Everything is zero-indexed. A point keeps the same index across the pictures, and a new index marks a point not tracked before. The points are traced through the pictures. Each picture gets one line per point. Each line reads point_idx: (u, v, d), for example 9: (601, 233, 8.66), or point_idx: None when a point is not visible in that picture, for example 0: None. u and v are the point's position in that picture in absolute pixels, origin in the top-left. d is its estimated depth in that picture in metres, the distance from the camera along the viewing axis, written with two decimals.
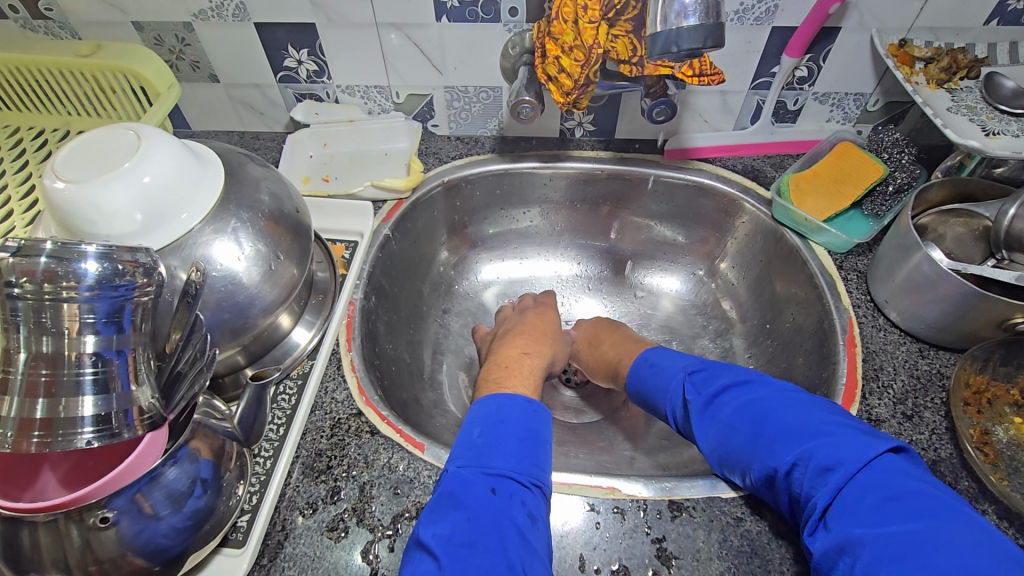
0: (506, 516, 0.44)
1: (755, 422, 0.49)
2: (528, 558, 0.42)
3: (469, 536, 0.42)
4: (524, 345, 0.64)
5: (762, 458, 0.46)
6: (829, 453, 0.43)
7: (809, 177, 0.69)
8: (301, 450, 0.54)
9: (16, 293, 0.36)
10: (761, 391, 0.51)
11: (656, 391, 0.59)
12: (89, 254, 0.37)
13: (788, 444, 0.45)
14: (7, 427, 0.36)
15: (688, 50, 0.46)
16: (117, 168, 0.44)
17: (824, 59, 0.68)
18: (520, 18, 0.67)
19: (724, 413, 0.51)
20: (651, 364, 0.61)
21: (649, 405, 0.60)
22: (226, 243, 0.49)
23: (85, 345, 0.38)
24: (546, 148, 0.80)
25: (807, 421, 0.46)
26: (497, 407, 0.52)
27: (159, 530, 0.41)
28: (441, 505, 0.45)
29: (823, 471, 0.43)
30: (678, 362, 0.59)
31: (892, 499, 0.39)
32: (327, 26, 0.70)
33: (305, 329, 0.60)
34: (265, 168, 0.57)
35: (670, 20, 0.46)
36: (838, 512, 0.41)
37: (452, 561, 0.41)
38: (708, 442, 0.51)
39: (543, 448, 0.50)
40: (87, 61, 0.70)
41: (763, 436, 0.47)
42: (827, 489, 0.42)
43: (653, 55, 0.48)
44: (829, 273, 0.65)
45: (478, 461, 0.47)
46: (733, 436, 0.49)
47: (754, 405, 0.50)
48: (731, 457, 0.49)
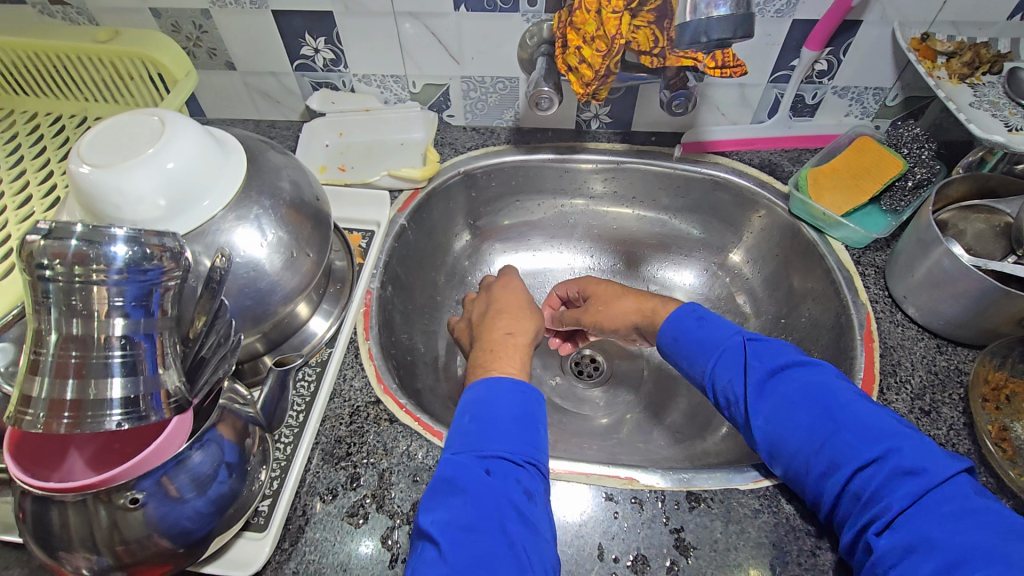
0: (503, 496, 0.44)
1: (827, 407, 0.47)
2: (529, 537, 0.43)
3: (468, 519, 0.43)
4: (507, 325, 0.63)
5: (829, 447, 0.46)
6: (912, 458, 0.43)
7: (827, 172, 0.69)
8: (320, 437, 0.54)
9: (47, 275, 0.37)
10: (829, 378, 0.50)
11: (697, 352, 0.57)
12: (118, 238, 0.38)
13: (865, 438, 0.45)
14: (37, 408, 0.37)
15: (717, 39, 0.45)
16: (140, 154, 0.44)
17: (844, 53, 0.68)
18: (538, 9, 0.67)
19: (789, 391, 0.50)
20: (699, 320, 0.59)
21: (681, 362, 0.58)
22: (248, 229, 0.49)
23: (114, 328, 0.38)
24: (562, 140, 0.79)
25: (882, 421, 0.46)
26: (486, 391, 0.51)
27: (184, 513, 0.41)
28: (438, 492, 0.45)
29: (901, 473, 0.43)
30: (728, 328, 0.57)
31: (972, 511, 0.40)
32: (344, 15, 0.70)
33: (322, 319, 0.61)
34: (285, 156, 0.57)
35: (699, 8, 0.45)
36: (912, 514, 0.41)
37: (453, 546, 0.42)
38: (765, 416, 0.50)
39: (537, 428, 0.50)
40: (105, 47, 0.70)
41: (836, 424, 0.46)
42: (903, 490, 0.42)
43: (680, 45, 0.48)
44: (847, 269, 0.65)
45: (473, 446, 0.48)
46: (798, 416, 0.48)
47: (824, 390, 0.49)
48: (790, 436, 0.48)
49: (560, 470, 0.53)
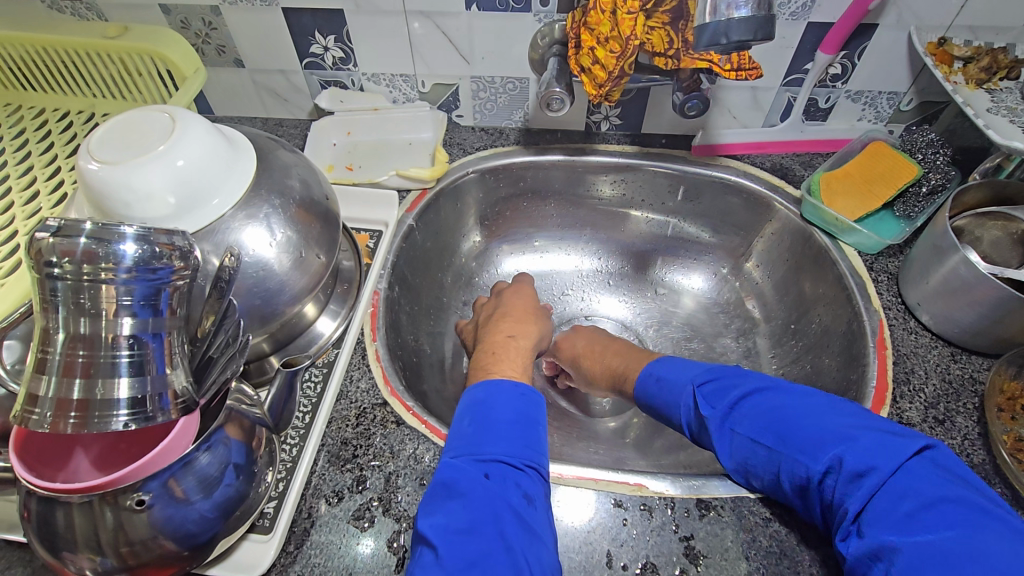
0: (501, 499, 0.44)
1: (778, 432, 0.46)
2: (525, 538, 0.42)
3: (465, 522, 0.42)
4: (510, 328, 0.64)
5: (790, 470, 0.45)
6: (858, 457, 0.41)
7: (839, 177, 0.68)
8: (326, 439, 0.54)
9: (56, 273, 0.36)
10: (779, 399, 0.49)
11: (667, 403, 0.56)
12: (127, 236, 0.37)
13: (815, 452, 0.44)
14: (44, 407, 0.36)
15: (737, 41, 0.45)
16: (151, 151, 0.44)
17: (859, 57, 0.67)
18: (551, 9, 0.66)
19: (742, 426, 0.49)
20: (658, 378, 0.58)
21: (660, 413, 0.58)
22: (257, 229, 0.49)
23: (122, 327, 0.38)
24: (571, 142, 0.79)
25: (832, 425, 0.45)
26: (484, 394, 0.51)
27: (190, 516, 0.41)
28: (437, 496, 0.44)
29: (855, 477, 0.41)
30: (685, 373, 0.57)
31: (927, 504, 0.38)
32: (354, 13, 0.69)
33: (329, 319, 0.60)
34: (294, 154, 0.56)
35: (720, 11, 0.44)
36: (868, 518, 0.39)
37: (449, 548, 0.40)
38: (733, 455, 0.49)
39: (536, 430, 0.50)
40: (114, 43, 0.70)
41: (790, 446, 0.45)
42: (858, 493, 0.40)
43: (698, 47, 0.47)
44: (859, 275, 0.65)
45: (471, 449, 0.47)
46: (758, 447, 0.47)
47: (773, 412, 0.48)
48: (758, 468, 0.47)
49: (569, 475, 0.52)
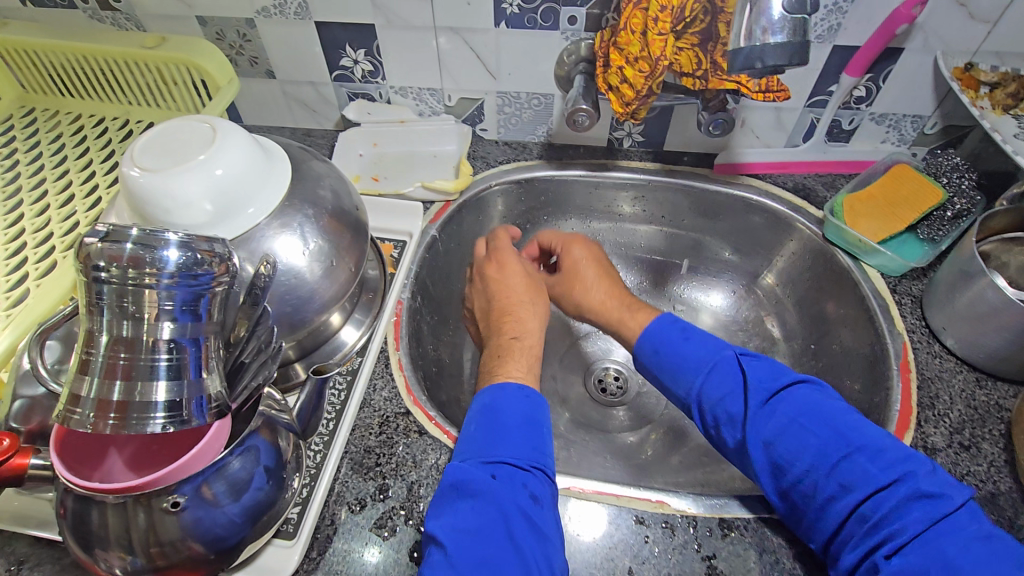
0: (508, 500, 0.46)
1: (835, 429, 0.48)
2: (536, 541, 0.45)
3: (474, 523, 0.44)
4: (511, 327, 0.63)
5: (842, 469, 0.45)
6: (927, 482, 0.44)
7: (863, 199, 0.69)
8: (350, 446, 0.54)
9: (102, 276, 0.37)
10: (826, 401, 0.50)
11: (682, 367, 0.56)
12: (171, 242, 0.38)
13: (879, 462, 0.45)
14: (85, 408, 0.37)
15: (772, 66, 0.45)
16: (192, 159, 0.45)
17: (883, 80, 0.68)
18: (578, 27, 0.67)
19: (796, 414, 0.49)
20: (683, 334, 0.59)
21: (662, 376, 0.58)
22: (290, 237, 0.50)
23: (162, 331, 0.39)
24: (594, 158, 0.80)
25: (888, 442, 0.47)
26: (492, 398, 0.53)
27: (218, 519, 0.41)
28: (445, 496, 0.47)
29: (915, 496, 0.43)
30: (716, 344, 0.57)
31: (982, 536, 0.41)
32: (385, 27, 0.71)
33: (353, 328, 0.61)
34: (326, 164, 0.57)
35: (755, 35, 0.45)
36: (928, 538, 0.41)
37: (457, 545, 0.43)
38: (769, 435, 0.49)
39: (543, 432, 0.52)
40: (152, 53, 0.71)
41: (850, 447, 0.46)
42: (920, 513, 0.42)
43: (731, 71, 0.47)
44: (882, 296, 0.64)
45: (478, 452, 0.49)
46: (807, 437, 0.48)
47: (827, 410, 0.49)
48: (799, 457, 0.47)
49: (590, 489, 0.52)
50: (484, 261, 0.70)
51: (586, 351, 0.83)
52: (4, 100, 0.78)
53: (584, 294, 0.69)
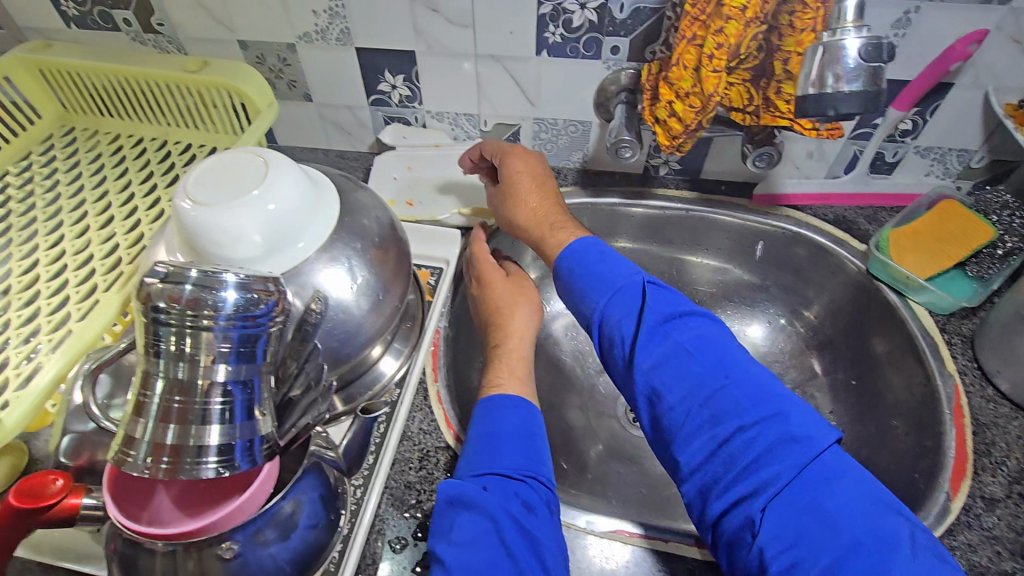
0: (501, 509, 0.47)
1: (719, 361, 0.48)
2: (524, 546, 0.46)
3: (468, 535, 0.45)
4: (496, 334, 0.63)
5: (716, 404, 0.46)
6: (798, 424, 0.44)
7: (908, 233, 0.67)
8: (390, 482, 0.53)
9: (161, 318, 0.37)
10: (714, 333, 0.51)
11: (592, 286, 0.55)
12: (228, 284, 0.38)
13: (753, 398, 0.46)
14: (140, 451, 0.37)
15: (843, 114, 0.45)
16: (246, 194, 0.45)
17: (931, 114, 0.66)
18: (621, 57, 0.67)
19: (681, 339, 0.50)
20: (602, 255, 0.56)
21: (573, 293, 0.56)
22: (338, 273, 0.49)
23: (217, 374, 0.38)
24: (630, 185, 0.79)
25: (768, 383, 0.47)
26: (485, 412, 0.54)
27: (266, 560, 0.41)
28: (442, 514, 0.47)
29: (786, 440, 0.43)
30: (629, 267, 0.56)
31: (853, 488, 0.41)
32: (426, 54, 0.71)
33: (392, 359, 0.60)
34: (370, 194, 0.57)
35: (827, 83, 0.45)
36: (794, 485, 0.42)
37: (456, 558, 0.44)
38: (654, 359, 0.49)
39: (535, 441, 0.53)
40: (194, 76, 0.71)
41: (727, 382, 0.47)
42: (790, 459, 0.43)
43: (799, 115, 0.47)
44: (932, 335, 0.63)
45: (473, 466, 0.50)
46: (691, 367, 0.48)
47: (716, 344, 0.49)
48: (678, 385, 0.48)
49: (637, 533, 0.54)
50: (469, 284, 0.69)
51: None
52: (44, 120, 0.78)
53: (513, 212, 0.64)
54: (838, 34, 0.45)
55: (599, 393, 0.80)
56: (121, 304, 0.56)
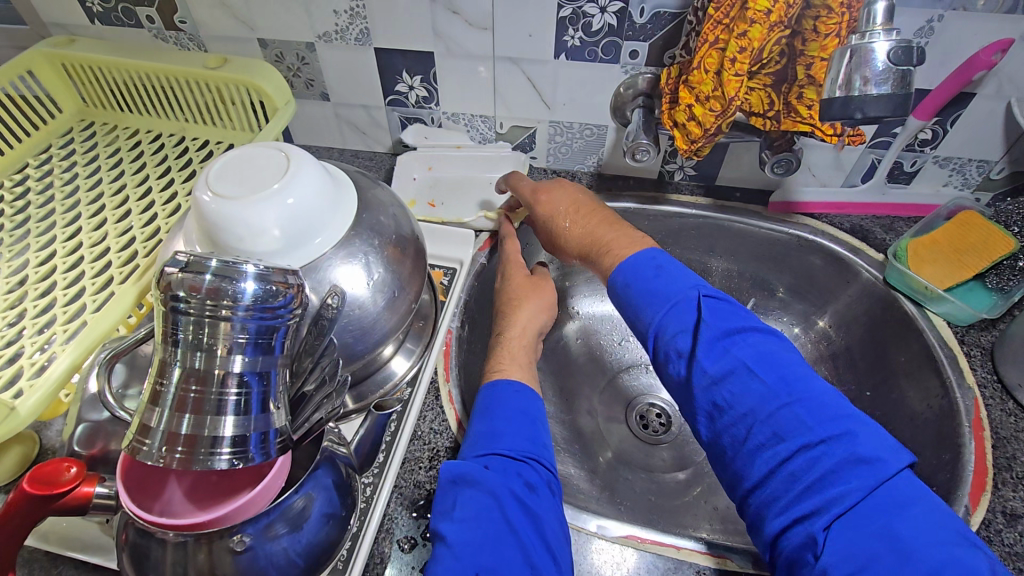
0: (503, 485, 0.46)
1: (782, 376, 0.47)
2: (528, 525, 0.45)
3: (471, 512, 0.45)
4: (502, 323, 0.63)
5: (781, 422, 0.45)
6: (867, 445, 0.43)
7: (927, 244, 0.66)
8: (399, 481, 0.52)
9: (181, 306, 0.37)
10: (777, 347, 0.49)
11: (649, 299, 0.54)
12: (248, 274, 0.38)
13: (819, 416, 0.44)
14: (155, 440, 0.36)
15: (872, 117, 0.45)
16: (266, 188, 0.45)
17: (951, 124, 0.66)
18: (639, 61, 0.67)
19: (741, 354, 0.48)
20: (657, 269, 0.55)
21: (628, 308, 0.55)
22: (354, 269, 0.49)
23: (233, 365, 0.38)
24: (644, 190, 0.79)
25: (835, 402, 0.46)
26: (489, 398, 0.54)
27: (275, 555, 0.40)
28: (445, 492, 0.47)
29: (855, 461, 0.42)
30: (688, 278, 0.54)
31: (928, 514, 0.40)
32: (444, 55, 0.71)
33: (404, 358, 0.60)
34: (388, 192, 0.57)
35: (854, 86, 0.44)
36: (862, 507, 0.41)
37: (459, 534, 0.43)
38: (714, 374, 0.48)
39: (537, 425, 0.53)
40: (214, 73, 0.72)
41: (792, 399, 0.45)
42: (860, 481, 0.41)
43: (825, 117, 0.47)
44: (950, 347, 0.62)
45: (476, 447, 0.50)
46: (751, 382, 0.47)
47: (779, 359, 0.48)
48: (741, 400, 0.47)
49: (650, 540, 0.53)
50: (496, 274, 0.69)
51: (628, 384, 0.81)
52: (64, 113, 0.79)
53: (567, 232, 0.65)
54: (868, 37, 0.44)
55: (609, 399, 0.79)
56: (137, 295, 0.56)
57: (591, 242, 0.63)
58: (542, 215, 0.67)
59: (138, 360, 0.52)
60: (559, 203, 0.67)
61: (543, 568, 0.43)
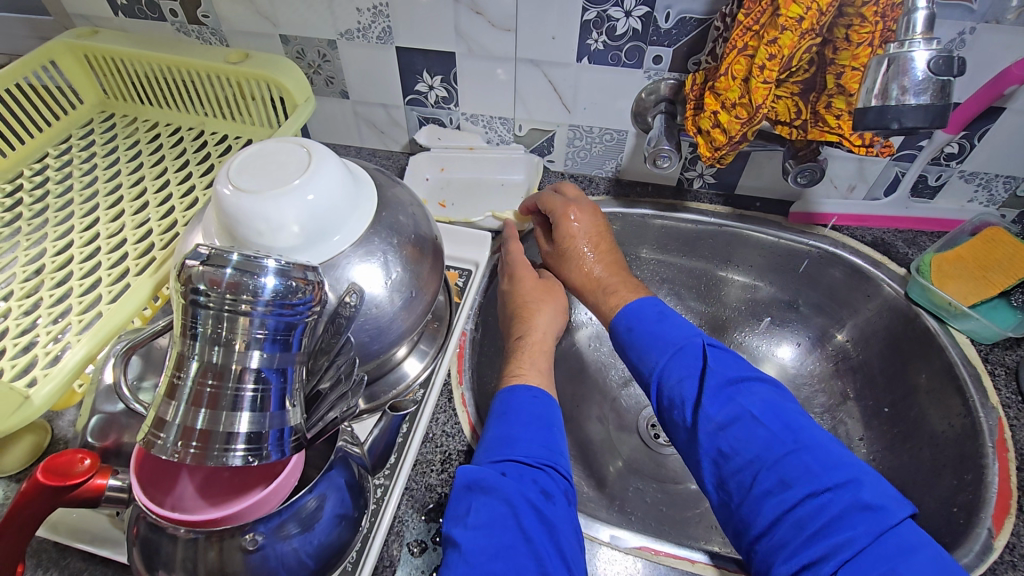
0: (520, 493, 0.46)
1: (787, 425, 0.47)
2: (544, 533, 0.45)
3: (485, 518, 0.44)
4: (520, 327, 0.63)
5: (785, 468, 0.45)
6: (872, 493, 0.43)
7: (951, 259, 0.65)
8: (411, 483, 0.52)
9: (200, 300, 0.36)
10: (779, 396, 0.50)
11: (651, 345, 0.54)
12: (268, 269, 0.37)
13: (825, 463, 0.44)
14: (170, 434, 0.36)
15: (909, 128, 0.44)
16: (287, 183, 0.44)
17: (979, 138, 0.65)
18: (663, 67, 0.66)
19: (745, 400, 0.49)
20: (659, 315, 0.56)
21: (630, 352, 0.56)
22: (372, 267, 0.49)
23: (251, 360, 0.37)
24: (662, 197, 0.78)
25: (839, 450, 0.46)
26: (505, 403, 0.53)
27: (284, 559, 0.40)
28: (459, 497, 0.46)
29: (860, 508, 0.42)
30: (690, 327, 0.55)
31: (935, 562, 0.39)
32: (466, 56, 0.71)
33: (417, 360, 0.59)
34: (408, 191, 0.57)
35: (891, 95, 0.44)
36: (869, 554, 0.40)
37: (473, 541, 0.43)
38: (720, 419, 0.48)
39: (553, 432, 0.52)
40: (235, 68, 0.72)
41: (796, 447, 0.46)
42: (865, 528, 0.41)
43: (858, 126, 0.46)
44: (973, 365, 0.61)
45: (490, 453, 0.49)
46: (756, 428, 0.47)
47: (784, 408, 0.49)
48: (744, 446, 0.47)
49: (663, 552, 0.52)
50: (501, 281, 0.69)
51: (640, 393, 0.80)
52: (85, 105, 0.80)
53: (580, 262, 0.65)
54: (907, 46, 0.43)
55: (621, 406, 0.78)
56: (153, 287, 0.56)
57: (591, 282, 0.64)
58: (562, 231, 0.65)
59: (154, 351, 0.51)
60: (585, 226, 0.66)
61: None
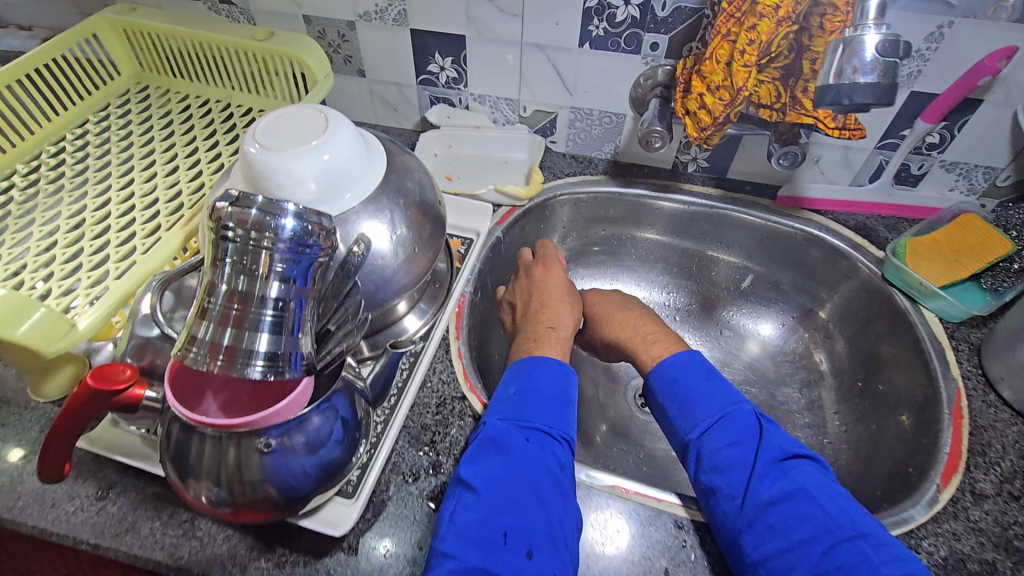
0: (541, 463, 0.51)
1: (844, 509, 0.48)
2: (559, 499, 0.49)
3: (503, 474, 0.49)
4: (550, 318, 0.67)
5: (842, 555, 0.45)
6: None
7: (927, 243, 0.69)
8: (409, 422, 0.57)
9: (228, 235, 0.42)
10: (827, 480, 0.51)
11: (698, 404, 0.56)
12: (288, 212, 0.43)
13: (885, 557, 0.45)
14: (200, 347, 0.41)
15: (860, 103, 0.49)
16: (305, 143, 0.49)
17: (959, 129, 0.68)
18: (659, 53, 0.71)
19: (798, 476, 0.50)
20: (708, 376, 0.58)
21: (674, 406, 0.57)
22: (380, 224, 0.54)
23: (270, 289, 0.42)
24: (657, 178, 0.83)
25: (895, 545, 0.46)
26: (532, 369, 0.58)
27: (293, 471, 0.45)
28: (483, 449, 0.51)
29: None
30: (738, 394, 0.57)
31: None
32: (475, 39, 0.76)
33: (416, 318, 0.65)
34: (416, 159, 0.62)
35: (845, 75, 0.48)
36: None
37: (488, 490, 0.48)
38: (772, 494, 0.49)
39: (571, 408, 0.57)
40: (261, 44, 0.77)
41: (854, 535, 0.46)
42: None
43: (819, 104, 0.51)
44: (939, 341, 0.65)
45: (515, 416, 0.54)
46: (812, 510, 0.48)
47: (834, 491, 0.50)
48: (798, 526, 0.47)
49: (634, 491, 0.56)
50: (534, 263, 0.75)
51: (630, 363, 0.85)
52: (123, 77, 0.86)
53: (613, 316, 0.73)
54: (860, 30, 0.48)
55: (611, 375, 0.83)
56: (183, 239, 0.62)
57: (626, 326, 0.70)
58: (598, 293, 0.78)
59: (184, 291, 0.57)
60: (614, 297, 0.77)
61: (563, 542, 0.46)
